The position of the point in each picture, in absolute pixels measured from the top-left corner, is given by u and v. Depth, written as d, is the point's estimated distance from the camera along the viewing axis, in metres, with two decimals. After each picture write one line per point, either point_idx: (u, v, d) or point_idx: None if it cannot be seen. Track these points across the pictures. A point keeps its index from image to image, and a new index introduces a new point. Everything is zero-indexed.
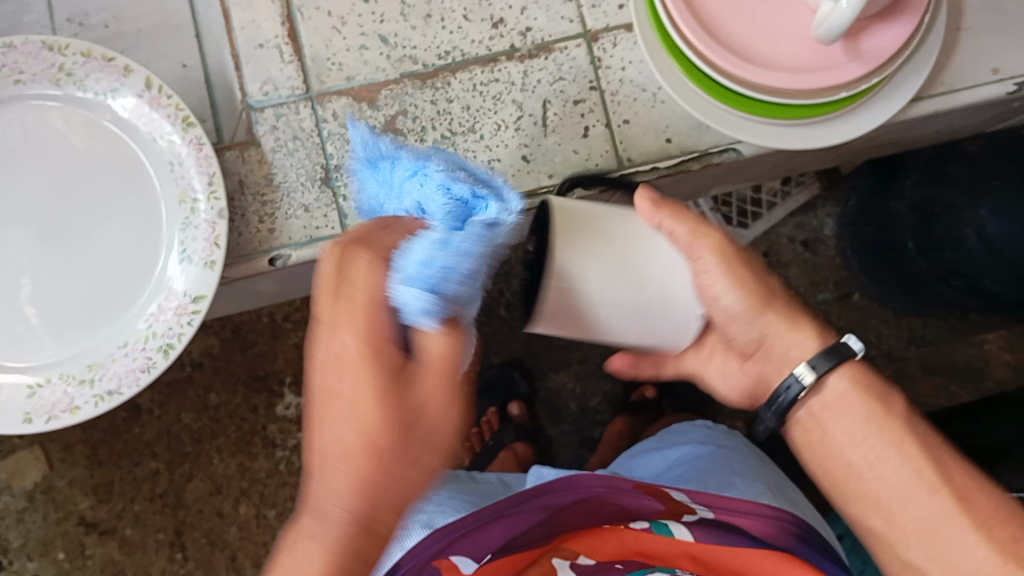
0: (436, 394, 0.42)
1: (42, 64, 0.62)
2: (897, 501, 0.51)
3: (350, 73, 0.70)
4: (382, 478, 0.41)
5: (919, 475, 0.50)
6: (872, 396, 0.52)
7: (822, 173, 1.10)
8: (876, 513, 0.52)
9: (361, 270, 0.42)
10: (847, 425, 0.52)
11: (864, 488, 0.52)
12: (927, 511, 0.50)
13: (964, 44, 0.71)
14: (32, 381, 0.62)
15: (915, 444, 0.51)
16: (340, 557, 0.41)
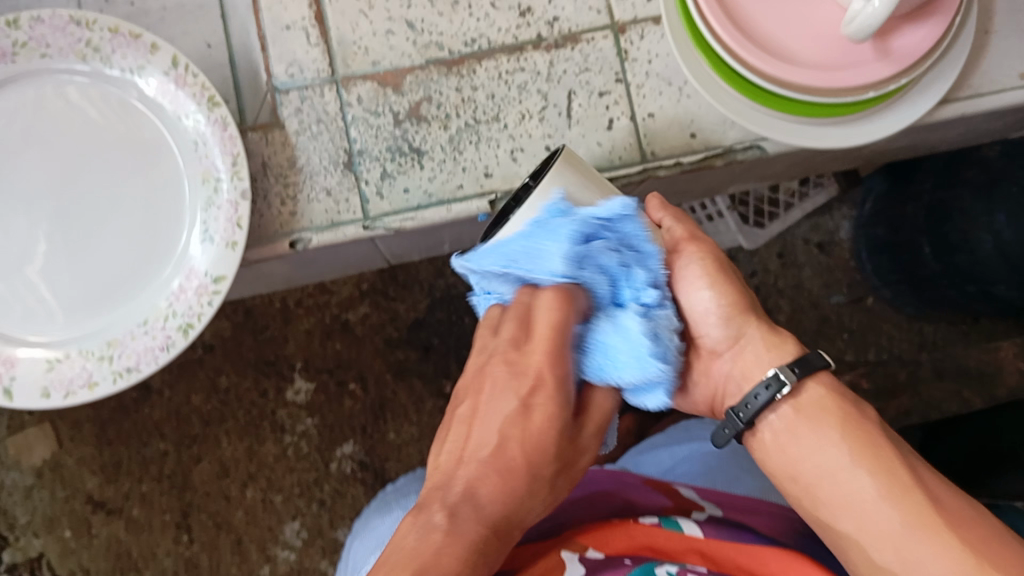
0: (590, 435, 0.50)
1: (69, 39, 0.62)
2: (864, 506, 0.48)
3: (376, 58, 0.69)
4: (529, 488, 0.47)
5: (890, 477, 0.48)
6: (845, 400, 0.52)
7: (843, 177, 1.10)
8: (847, 518, 0.49)
9: (548, 305, 0.48)
10: (814, 428, 0.51)
11: (838, 496, 0.49)
12: (893, 518, 0.48)
13: (993, 47, 0.71)
14: (51, 356, 0.62)
15: (883, 447, 0.49)
16: (473, 550, 0.45)
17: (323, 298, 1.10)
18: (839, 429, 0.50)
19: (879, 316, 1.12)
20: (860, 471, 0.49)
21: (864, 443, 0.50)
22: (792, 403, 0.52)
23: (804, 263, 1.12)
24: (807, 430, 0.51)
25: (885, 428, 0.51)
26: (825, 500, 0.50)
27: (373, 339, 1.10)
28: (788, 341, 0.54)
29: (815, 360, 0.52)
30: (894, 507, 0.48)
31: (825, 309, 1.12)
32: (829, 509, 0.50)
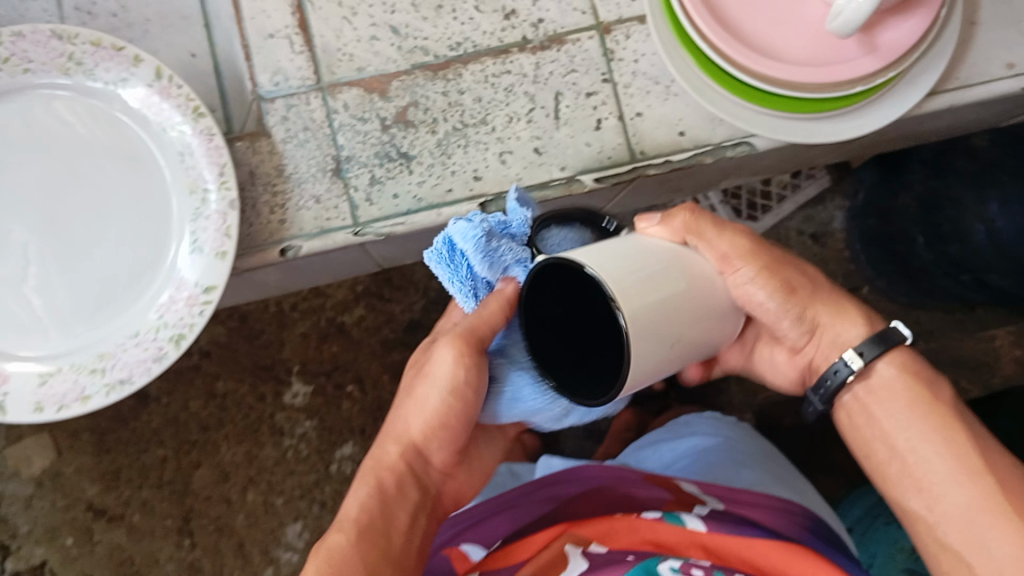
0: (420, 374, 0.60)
1: (52, 53, 0.62)
2: (934, 485, 0.51)
3: (361, 64, 0.69)
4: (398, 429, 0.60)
5: (959, 460, 0.51)
6: (919, 382, 0.54)
7: (833, 168, 1.11)
8: (918, 494, 0.52)
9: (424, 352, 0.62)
10: (891, 406, 0.54)
11: (909, 473, 0.53)
12: (961, 500, 0.50)
13: (979, 38, 0.71)
14: (43, 370, 0.62)
15: (957, 429, 0.52)
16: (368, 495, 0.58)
17: (318, 301, 1.10)
18: (911, 408, 0.53)
19: (875, 306, 1.12)
20: (931, 449, 0.52)
21: (935, 422, 0.52)
22: (863, 383, 0.55)
23: (798, 255, 1.12)
24: (879, 408, 0.54)
25: (959, 407, 0.53)
26: (897, 475, 0.54)
27: (369, 341, 1.10)
28: (852, 322, 0.56)
29: (889, 338, 0.54)
30: (963, 487, 0.50)
31: None
32: (902, 484, 0.53)
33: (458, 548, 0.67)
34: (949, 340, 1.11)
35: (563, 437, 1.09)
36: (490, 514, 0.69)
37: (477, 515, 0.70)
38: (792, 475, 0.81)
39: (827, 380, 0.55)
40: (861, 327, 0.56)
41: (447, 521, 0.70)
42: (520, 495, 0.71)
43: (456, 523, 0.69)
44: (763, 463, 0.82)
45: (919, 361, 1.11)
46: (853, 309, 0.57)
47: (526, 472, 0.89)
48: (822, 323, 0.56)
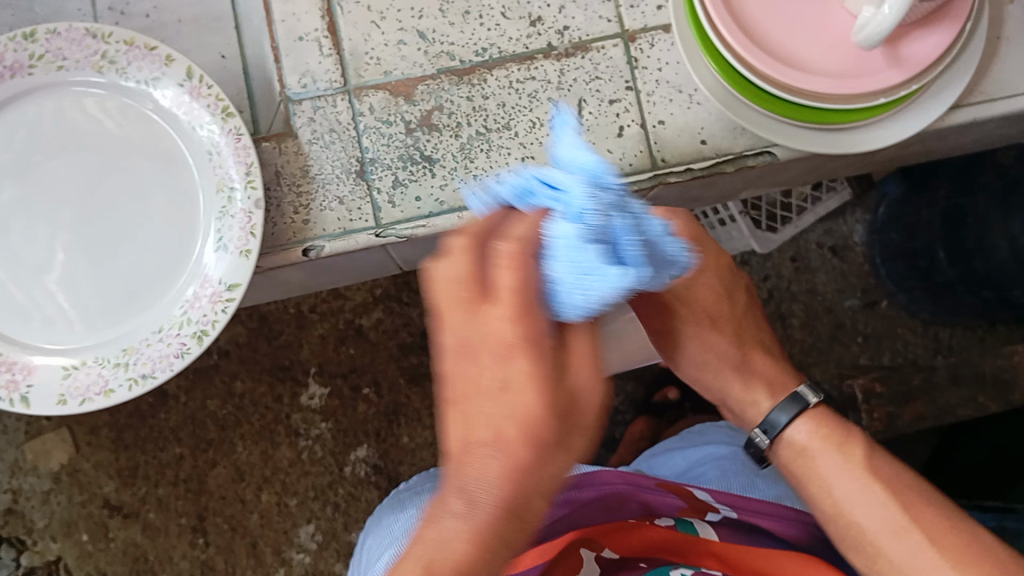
0: (585, 368, 0.39)
1: (85, 51, 0.63)
2: (871, 541, 0.55)
3: (387, 68, 0.70)
4: (537, 464, 0.38)
5: (887, 518, 0.54)
6: (836, 436, 0.58)
7: (855, 181, 1.09)
8: (863, 556, 0.55)
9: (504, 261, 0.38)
10: (820, 464, 0.57)
11: (854, 533, 0.55)
12: (902, 553, 0.54)
13: (1004, 53, 0.71)
14: (67, 363, 0.63)
15: (879, 480, 0.55)
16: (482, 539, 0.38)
17: (338, 304, 1.11)
18: (844, 467, 0.56)
19: (893, 320, 1.12)
20: (864, 507, 0.55)
21: (866, 481, 0.55)
22: (787, 449, 0.59)
23: (817, 268, 1.12)
24: (799, 467, 0.58)
25: (871, 459, 0.57)
26: (841, 533, 0.56)
27: (387, 344, 1.11)
28: (759, 394, 0.60)
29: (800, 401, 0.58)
30: (900, 541, 0.54)
31: (840, 314, 1.12)
32: (849, 542, 0.56)
33: None
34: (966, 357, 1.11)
35: None
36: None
37: None
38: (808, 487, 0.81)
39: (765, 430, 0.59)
40: (769, 396, 0.59)
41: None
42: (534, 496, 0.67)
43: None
44: (779, 470, 0.82)
45: None
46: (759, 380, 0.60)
47: None
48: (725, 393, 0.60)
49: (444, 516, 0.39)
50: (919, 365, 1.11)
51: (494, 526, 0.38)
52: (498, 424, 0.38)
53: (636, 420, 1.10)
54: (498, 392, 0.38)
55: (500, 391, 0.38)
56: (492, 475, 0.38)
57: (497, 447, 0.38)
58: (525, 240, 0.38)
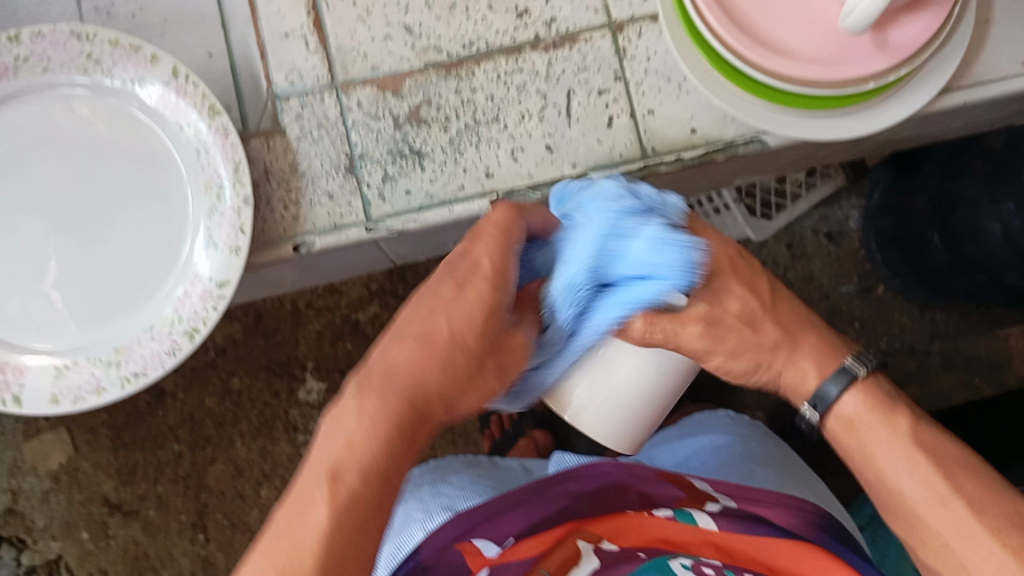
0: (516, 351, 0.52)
1: (70, 53, 0.63)
2: (916, 512, 0.53)
3: (375, 63, 0.70)
4: (455, 376, 0.50)
5: (932, 492, 0.53)
6: (882, 405, 0.55)
7: (849, 167, 1.09)
8: (906, 525, 0.54)
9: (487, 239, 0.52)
10: (863, 436, 0.55)
11: (899, 503, 0.54)
12: (946, 525, 0.52)
13: (993, 36, 0.70)
14: (59, 363, 0.63)
15: (927, 452, 0.53)
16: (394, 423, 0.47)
17: (333, 299, 1.11)
18: (890, 438, 0.54)
19: (890, 306, 1.12)
20: (908, 479, 0.53)
21: (911, 452, 0.54)
22: (835, 419, 0.56)
23: (813, 254, 1.12)
24: (847, 438, 0.56)
25: (918, 428, 0.54)
26: (887, 501, 0.55)
27: None
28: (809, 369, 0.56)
29: (848, 374, 0.55)
30: (942, 514, 0.52)
31: (836, 300, 1.12)
32: (896, 510, 0.55)
33: (471, 542, 0.66)
34: (962, 340, 1.11)
35: (575, 435, 1.11)
36: (504, 510, 0.68)
37: (491, 509, 0.68)
38: (807, 475, 0.81)
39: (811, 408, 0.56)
40: (815, 367, 0.56)
41: (460, 516, 0.69)
42: (535, 490, 0.69)
43: (469, 519, 0.68)
44: (780, 464, 0.82)
45: (931, 361, 1.10)
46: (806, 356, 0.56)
47: (538, 469, 0.88)
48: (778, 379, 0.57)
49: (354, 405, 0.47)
50: (916, 349, 1.11)
51: (404, 418, 0.48)
52: (440, 334, 0.50)
53: None
54: (461, 306, 0.50)
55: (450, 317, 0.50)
56: (417, 378, 0.49)
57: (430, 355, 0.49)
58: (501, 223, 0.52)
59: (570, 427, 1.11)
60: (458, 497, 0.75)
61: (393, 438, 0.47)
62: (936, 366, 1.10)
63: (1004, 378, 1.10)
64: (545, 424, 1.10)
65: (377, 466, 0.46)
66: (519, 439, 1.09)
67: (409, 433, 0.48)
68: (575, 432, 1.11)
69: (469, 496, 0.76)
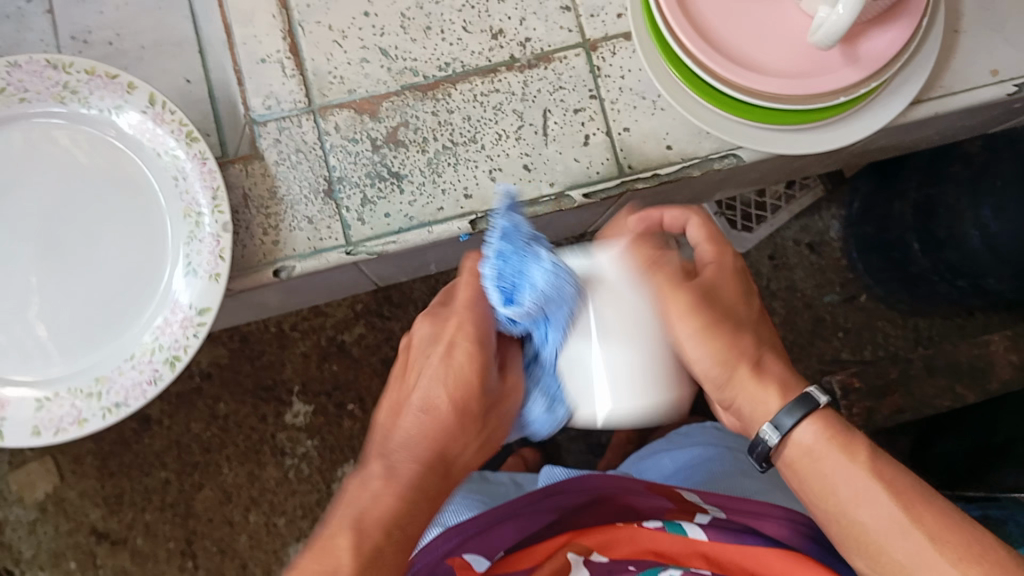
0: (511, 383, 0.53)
1: (47, 82, 0.63)
2: (876, 547, 0.49)
3: (351, 86, 0.70)
4: (450, 433, 0.51)
5: (892, 523, 0.49)
6: (840, 435, 0.51)
7: (826, 177, 1.11)
8: (864, 557, 0.50)
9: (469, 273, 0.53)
10: (823, 467, 0.50)
11: (858, 537, 0.50)
12: (909, 558, 0.48)
13: (962, 45, 0.71)
14: (39, 395, 0.62)
15: (887, 481, 0.49)
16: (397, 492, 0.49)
17: (318, 321, 1.11)
18: (847, 468, 0.50)
19: (874, 314, 1.13)
20: (870, 510, 0.49)
21: (872, 480, 0.49)
22: (787, 450, 0.52)
23: (795, 265, 1.13)
24: (801, 471, 0.51)
25: (876, 456, 0.50)
26: (853, 536, 0.50)
27: (369, 359, 1.10)
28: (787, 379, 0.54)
29: (809, 401, 0.50)
30: (908, 547, 0.48)
31: (819, 309, 1.12)
32: (858, 544, 0.50)
33: (460, 557, 0.64)
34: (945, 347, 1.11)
35: (564, 451, 1.11)
36: (495, 522, 0.68)
37: (480, 523, 0.68)
38: (792, 483, 0.82)
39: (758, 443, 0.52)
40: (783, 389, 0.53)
41: (448, 530, 0.67)
42: (526, 503, 0.70)
43: (459, 532, 0.67)
44: (765, 473, 0.83)
45: None
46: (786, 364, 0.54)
47: (529, 482, 0.90)
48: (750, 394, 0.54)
49: (372, 477, 0.49)
50: (899, 356, 1.11)
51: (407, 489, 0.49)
52: (438, 402, 0.51)
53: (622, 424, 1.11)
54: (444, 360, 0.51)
55: (441, 381, 0.51)
56: (430, 444, 0.51)
57: (430, 419, 0.51)
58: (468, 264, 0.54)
59: (558, 443, 1.12)
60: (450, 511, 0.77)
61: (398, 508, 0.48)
62: None
63: None
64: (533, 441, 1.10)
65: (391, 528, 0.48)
66: (508, 457, 1.10)
67: (418, 502, 0.49)
68: (563, 448, 1.12)
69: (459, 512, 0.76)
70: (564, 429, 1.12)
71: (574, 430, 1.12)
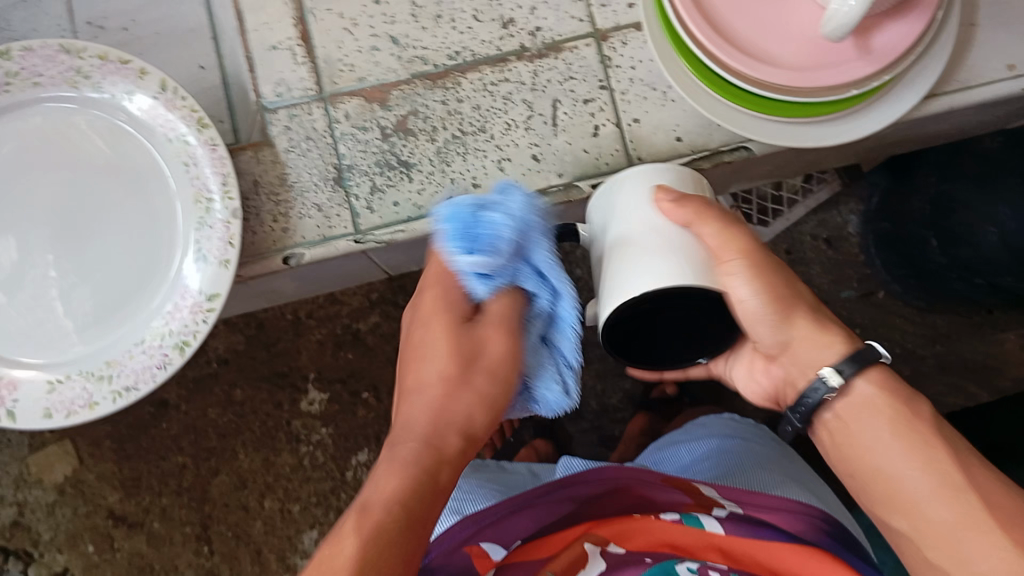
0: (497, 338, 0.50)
1: (60, 67, 0.64)
2: (919, 503, 0.51)
3: (362, 74, 0.70)
4: (453, 400, 0.50)
5: (942, 480, 0.50)
6: (896, 397, 0.53)
7: (844, 171, 1.10)
8: (902, 516, 0.52)
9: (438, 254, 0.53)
10: (877, 419, 0.53)
11: (902, 492, 0.52)
12: (947, 514, 0.50)
13: (978, 39, 0.70)
14: (51, 377, 0.63)
15: (937, 445, 0.51)
16: (414, 479, 0.48)
17: (334, 309, 1.11)
18: (892, 425, 0.52)
19: (890, 310, 1.11)
20: (914, 467, 0.51)
21: (919, 441, 0.51)
22: (845, 401, 0.54)
23: (812, 260, 1.12)
24: (855, 423, 0.54)
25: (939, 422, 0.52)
26: (893, 491, 0.52)
27: (384, 348, 1.11)
28: (837, 337, 0.55)
29: (869, 356, 0.53)
30: (946, 507, 0.50)
31: (835, 305, 1.11)
32: (894, 499, 0.52)
33: (478, 545, 0.66)
34: (961, 345, 1.10)
35: (577, 443, 1.12)
36: (509, 512, 0.69)
37: (498, 512, 0.69)
38: (807, 477, 0.81)
39: (807, 396, 0.55)
40: (845, 342, 0.55)
41: (464, 520, 0.69)
42: (541, 493, 0.70)
43: (476, 520, 0.68)
44: (783, 466, 0.82)
45: (927, 366, 1.10)
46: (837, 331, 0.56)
47: (547, 472, 0.90)
48: (800, 337, 0.56)
49: (398, 461, 0.48)
50: (914, 353, 1.10)
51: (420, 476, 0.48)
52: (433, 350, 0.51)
53: (635, 416, 1.11)
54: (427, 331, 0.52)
55: (440, 346, 0.51)
56: (444, 409, 0.50)
57: (442, 392, 0.50)
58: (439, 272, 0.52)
59: (570, 434, 1.12)
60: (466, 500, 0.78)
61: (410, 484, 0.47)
62: (931, 371, 1.10)
63: (1001, 383, 1.10)
64: (545, 433, 1.11)
65: (406, 507, 0.47)
66: (520, 448, 1.10)
67: (435, 474, 0.48)
68: (575, 440, 1.12)
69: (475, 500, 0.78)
70: (577, 421, 1.13)
71: (586, 422, 1.13)
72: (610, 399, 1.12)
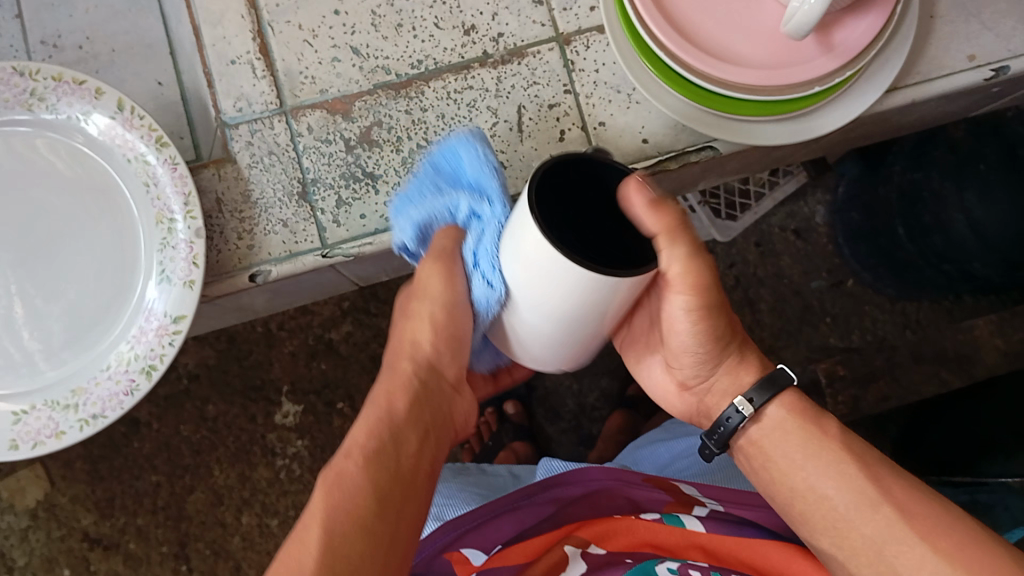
0: (434, 277, 0.52)
1: (14, 90, 0.62)
2: (842, 519, 0.53)
3: (323, 86, 0.70)
4: (425, 334, 0.54)
5: (859, 495, 0.53)
6: (807, 421, 0.56)
7: (811, 165, 1.09)
8: (828, 536, 0.54)
9: (431, 274, 0.52)
10: (784, 444, 0.56)
11: (824, 510, 0.54)
12: (874, 530, 0.52)
13: (938, 31, 0.71)
14: (16, 409, 0.61)
15: (849, 463, 0.54)
16: (386, 410, 0.52)
17: (306, 319, 1.10)
18: (804, 446, 0.55)
19: (861, 298, 1.12)
20: (831, 486, 0.54)
21: (832, 457, 0.54)
22: (758, 426, 0.58)
23: (782, 252, 1.12)
24: (775, 449, 0.57)
25: (847, 436, 0.56)
26: (820, 518, 0.55)
27: (358, 357, 1.10)
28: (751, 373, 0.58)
29: (779, 381, 0.57)
30: (870, 521, 0.52)
31: (806, 296, 1.12)
32: (820, 526, 0.55)
33: (460, 551, 0.67)
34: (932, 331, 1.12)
35: (555, 443, 1.12)
36: (492, 516, 0.70)
37: (479, 518, 0.70)
38: None
39: (721, 424, 0.58)
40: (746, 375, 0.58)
41: (449, 522, 0.70)
42: (522, 497, 0.70)
43: (457, 527, 0.69)
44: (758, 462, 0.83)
45: None
46: (751, 370, 0.59)
47: (527, 473, 0.89)
48: (726, 377, 0.59)
49: (392, 400, 0.53)
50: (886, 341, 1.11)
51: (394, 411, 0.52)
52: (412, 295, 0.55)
53: (612, 415, 1.10)
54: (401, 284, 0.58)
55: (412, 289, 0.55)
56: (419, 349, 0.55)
57: (417, 338, 0.55)
58: (445, 253, 0.52)
59: (548, 436, 1.12)
60: (446, 505, 0.78)
61: (384, 415, 0.52)
62: None
63: None
64: (524, 436, 1.10)
65: (384, 432, 0.51)
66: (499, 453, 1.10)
67: (401, 403, 0.53)
68: (553, 441, 1.12)
69: (458, 504, 0.78)
70: (556, 421, 1.12)
71: (565, 421, 1.12)
72: (586, 399, 1.12)
